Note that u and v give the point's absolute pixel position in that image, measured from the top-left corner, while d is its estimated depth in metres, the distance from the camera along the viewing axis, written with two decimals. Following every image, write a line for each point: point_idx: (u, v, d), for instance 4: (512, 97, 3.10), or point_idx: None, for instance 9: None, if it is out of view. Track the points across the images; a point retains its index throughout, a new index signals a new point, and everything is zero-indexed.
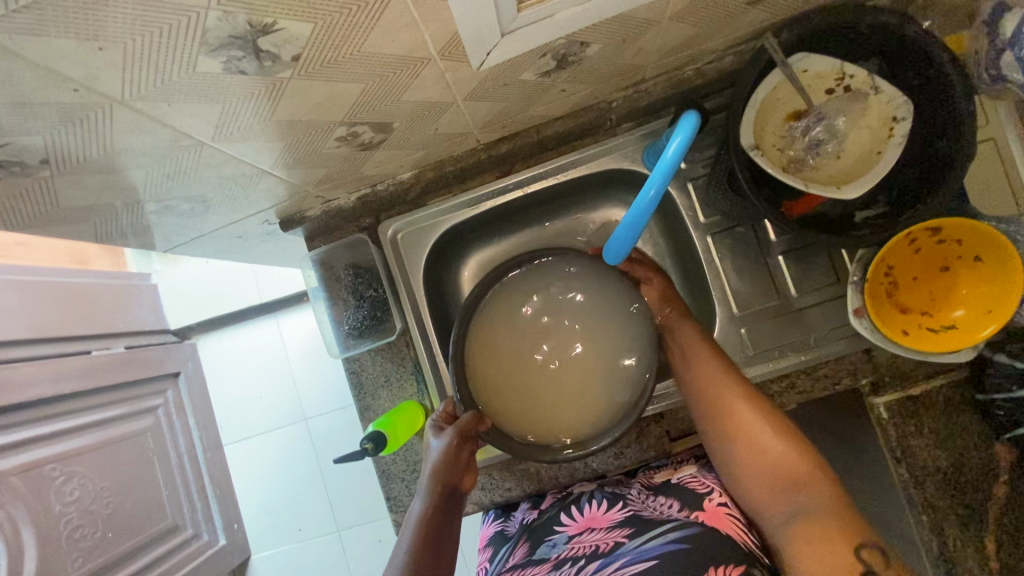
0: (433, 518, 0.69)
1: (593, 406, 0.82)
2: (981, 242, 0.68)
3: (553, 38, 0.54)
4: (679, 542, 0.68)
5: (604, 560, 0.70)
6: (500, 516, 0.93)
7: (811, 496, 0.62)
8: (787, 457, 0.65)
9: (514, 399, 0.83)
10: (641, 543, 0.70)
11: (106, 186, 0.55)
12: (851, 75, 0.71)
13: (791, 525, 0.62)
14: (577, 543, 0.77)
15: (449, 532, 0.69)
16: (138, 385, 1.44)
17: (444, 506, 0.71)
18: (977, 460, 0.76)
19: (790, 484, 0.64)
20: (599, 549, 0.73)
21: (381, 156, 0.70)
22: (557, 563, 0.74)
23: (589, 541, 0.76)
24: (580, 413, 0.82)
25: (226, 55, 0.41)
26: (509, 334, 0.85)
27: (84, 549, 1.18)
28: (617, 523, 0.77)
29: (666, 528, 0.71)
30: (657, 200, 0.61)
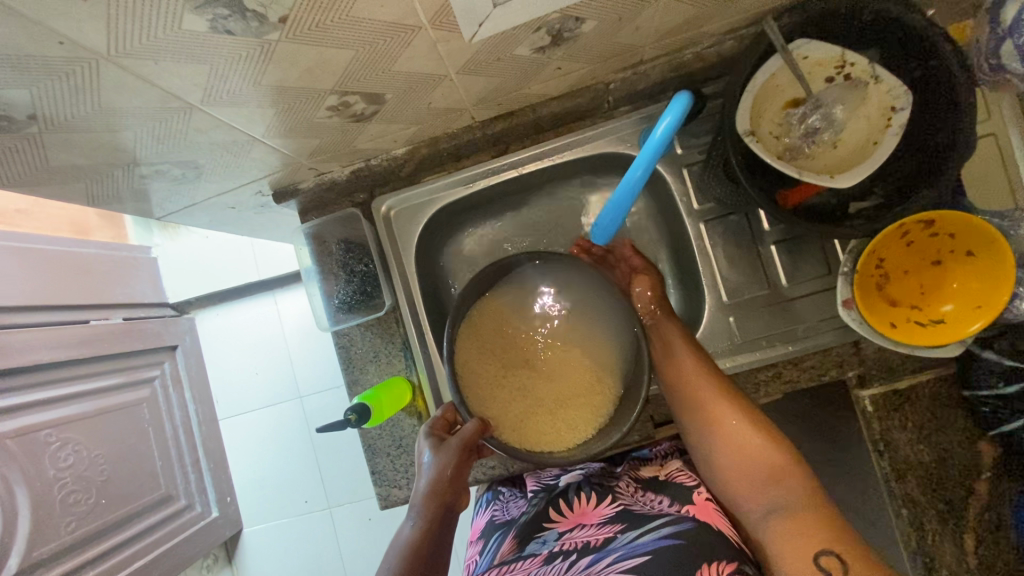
0: (429, 537, 0.71)
1: (599, 403, 0.78)
2: (973, 236, 0.67)
3: (546, 12, 0.54)
4: (672, 537, 0.67)
5: (595, 555, 0.69)
6: (490, 505, 0.94)
7: (789, 491, 0.65)
8: (765, 452, 0.68)
9: (512, 402, 0.77)
10: (634, 538, 0.69)
11: (96, 147, 0.55)
12: (851, 63, 0.70)
13: (771, 520, 0.65)
14: (567, 539, 0.75)
15: (437, 558, 0.70)
16: (135, 356, 1.45)
17: (435, 529, 0.72)
18: (960, 456, 0.76)
19: (767, 478, 0.67)
20: (591, 544, 0.71)
21: (374, 129, 0.70)
22: (547, 556, 0.72)
23: (580, 537, 0.75)
24: (586, 416, 0.77)
25: (212, 13, 0.41)
26: (495, 329, 0.81)
27: (77, 513, 1.20)
28: (607, 519, 0.76)
29: (659, 524, 0.71)
30: (643, 181, 0.61)
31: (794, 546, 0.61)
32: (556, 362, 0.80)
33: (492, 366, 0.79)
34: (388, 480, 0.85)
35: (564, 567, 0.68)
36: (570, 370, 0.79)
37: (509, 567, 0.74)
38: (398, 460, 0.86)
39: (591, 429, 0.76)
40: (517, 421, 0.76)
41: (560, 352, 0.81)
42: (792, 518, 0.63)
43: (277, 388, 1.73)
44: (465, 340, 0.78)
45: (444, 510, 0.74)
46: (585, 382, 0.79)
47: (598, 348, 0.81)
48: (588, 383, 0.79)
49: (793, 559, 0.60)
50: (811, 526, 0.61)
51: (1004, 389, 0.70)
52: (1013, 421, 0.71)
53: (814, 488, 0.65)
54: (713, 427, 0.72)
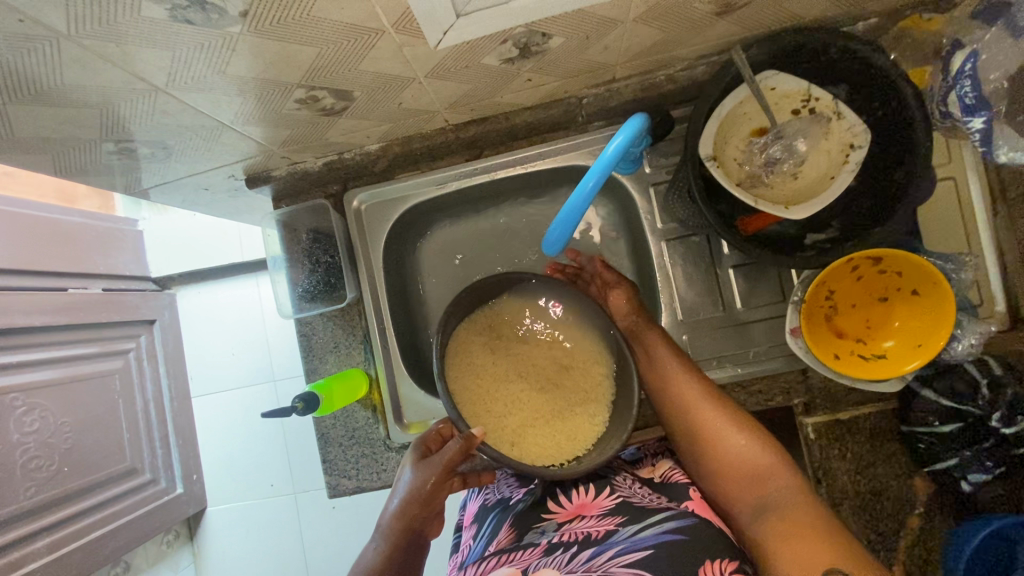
0: (393, 559, 0.71)
1: (596, 411, 0.78)
2: (918, 276, 0.68)
3: (511, 26, 0.55)
4: (675, 532, 0.63)
5: (596, 548, 0.63)
6: (485, 491, 0.92)
7: (779, 489, 0.66)
8: (751, 451, 0.70)
9: (509, 415, 0.78)
10: (636, 531, 0.65)
11: (62, 120, 0.56)
12: (816, 97, 0.72)
13: (762, 518, 0.65)
14: (567, 531, 0.70)
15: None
16: (110, 327, 1.46)
17: (399, 554, 0.71)
18: (896, 490, 0.78)
19: (754, 476, 0.68)
20: (592, 537, 0.67)
21: (346, 123, 0.72)
22: (547, 547, 0.67)
23: (579, 529, 0.70)
24: (584, 426, 0.77)
25: (171, 3, 0.43)
26: (490, 344, 0.83)
27: (38, 479, 1.21)
28: (608, 511, 0.72)
29: (661, 518, 0.67)
30: (595, 191, 0.61)
31: (789, 543, 0.60)
32: (553, 377, 0.82)
33: (490, 381, 0.81)
34: (338, 469, 0.86)
35: (564, 558, 0.63)
36: (567, 384, 0.80)
37: (508, 556, 0.68)
38: (350, 451, 0.87)
39: (592, 436, 0.77)
40: (517, 435, 0.76)
41: (547, 363, 0.83)
42: (781, 517, 0.63)
43: (251, 370, 1.74)
44: (456, 353, 0.80)
45: (411, 534, 0.73)
46: (580, 394, 0.80)
47: (592, 361, 0.82)
48: (582, 393, 0.80)
49: (785, 556, 0.59)
50: (805, 525, 0.61)
51: (941, 427, 0.72)
52: (946, 458, 0.72)
53: (801, 486, 0.66)
54: (698, 427, 0.73)
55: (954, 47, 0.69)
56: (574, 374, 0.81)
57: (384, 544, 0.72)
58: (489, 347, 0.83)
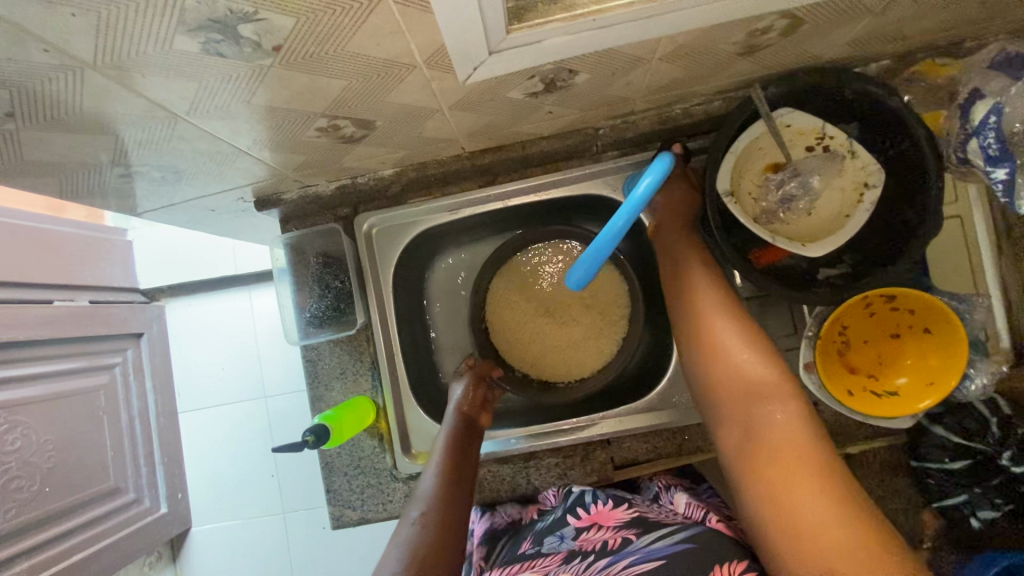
0: (458, 442, 0.77)
1: (605, 343, 0.93)
2: (930, 314, 0.70)
3: (540, 63, 0.55)
4: (687, 541, 0.63)
5: (611, 557, 0.64)
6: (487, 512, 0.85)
7: (780, 417, 0.62)
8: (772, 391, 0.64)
9: (530, 342, 0.94)
10: (651, 542, 0.65)
11: (75, 146, 0.54)
12: (831, 135, 0.74)
13: (757, 447, 0.62)
14: (585, 538, 0.70)
15: (461, 511, 0.69)
16: (97, 341, 1.41)
17: (459, 484, 0.72)
18: (905, 524, 0.79)
19: (760, 400, 0.64)
20: (608, 546, 0.67)
21: (363, 150, 0.71)
22: (567, 555, 0.68)
23: (597, 538, 0.70)
24: (592, 354, 0.93)
25: (204, 36, 0.41)
26: (523, 287, 0.94)
27: (18, 501, 1.16)
28: (625, 521, 0.71)
29: (673, 529, 0.67)
30: (623, 232, 0.61)
31: (793, 487, 0.56)
32: (574, 313, 0.94)
33: (521, 314, 0.95)
34: (343, 500, 0.84)
35: (580, 568, 0.64)
36: (586, 318, 0.93)
37: (530, 563, 0.69)
38: (356, 481, 0.85)
39: (596, 362, 0.93)
40: (535, 356, 0.95)
41: (574, 299, 0.93)
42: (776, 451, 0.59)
43: (242, 386, 1.69)
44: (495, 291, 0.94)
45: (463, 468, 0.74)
46: (595, 329, 0.93)
47: (613, 301, 0.93)
48: (597, 328, 0.93)
49: (798, 509, 0.55)
50: (810, 479, 0.56)
51: (951, 463, 0.72)
52: (955, 495, 0.73)
53: (804, 412, 0.62)
54: (720, 373, 0.69)
55: (974, 98, 0.68)
56: (592, 313, 0.93)
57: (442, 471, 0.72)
58: (519, 290, 0.94)
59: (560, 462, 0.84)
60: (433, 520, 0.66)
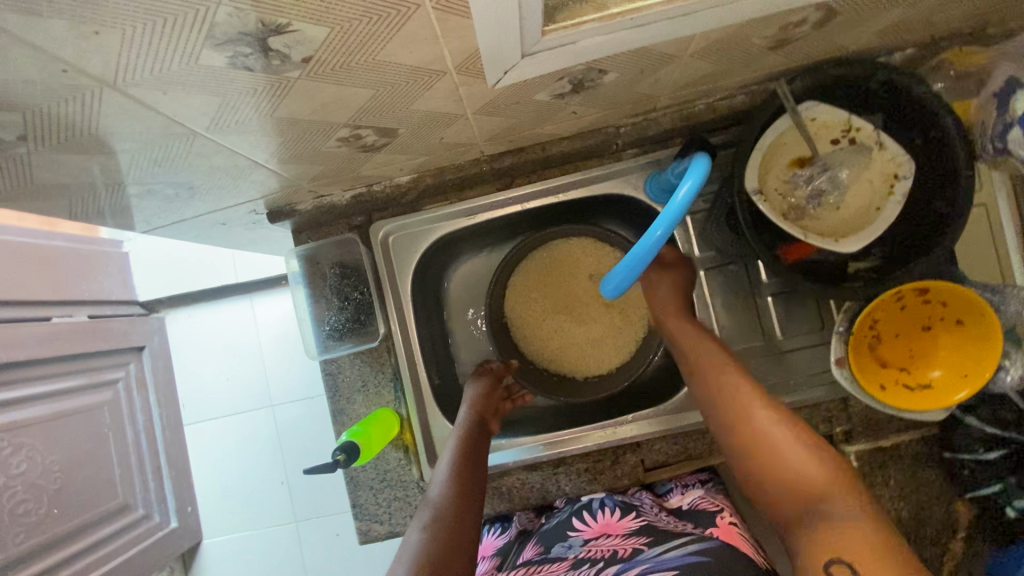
0: (471, 437, 0.76)
1: (623, 343, 0.92)
2: (965, 306, 0.69)
3: (572, 64, 0.53)
4: (700, 554, 0.62)
5: (622, 565, 0.63)
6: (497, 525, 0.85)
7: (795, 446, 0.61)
8: (805, 455, 0.60)
9: (549, 340, 0.93)
10: (661, 552, 0.64)
11: (86, 165, 0.51)
12: (857, 128, 0.73)
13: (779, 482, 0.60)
14: (594, 546, 0.70)
15: (470, 517, 0.66)
16: (98, 357, 1.37)
17: (469, 483, 0.69)
18: (940, 515, 0.78)
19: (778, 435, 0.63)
20: (619, 554, 0.66)
21: (381, 158, 0.68)
22: (573, 563, 0.68)
23: (606, 546, 0.70)
24: (611, 353, 0.92)
25: (233, 50, 0.39)
26: (540, 284, 0.92)
27: (27, 524, 1.13)
28: (632, 530, 0.71)
29: (685, 541, 0.65)
30: (662, 242, 0.60)
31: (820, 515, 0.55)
32: (592, 312, 0.92)
33: (538, 313, 0.93)
34: (370, 515, 0.82)
35: (591, 573, 0.64)
36: (604, 317, 0.92)
37: (536, 568, 0.70)
38: (382, 495, 0.83)
39: (615, 362, 0.92)
40: (553, 354, 0.93)
41: (592, 298, 0.92)
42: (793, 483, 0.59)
43: (249, 396, 1.67)
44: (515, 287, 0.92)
45: (471, 466, 0.72)
46: (613, 328, 0.92)
47: (631, 300, 0.91)
48: (616, 327, 0.92)
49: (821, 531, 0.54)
50: (864, 544, 0.52)
51: (986, 454, 0.73)
52: (989, 485, 0.73)
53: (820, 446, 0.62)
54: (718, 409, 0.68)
55: (1013, 88, 0.64)
56: (611, 312, 0.92)
57: (451, 473, 0.70)
58: (537, 290, 0.92)
59: (590, 466, 0.82)
60: (440, 526, 0.63)
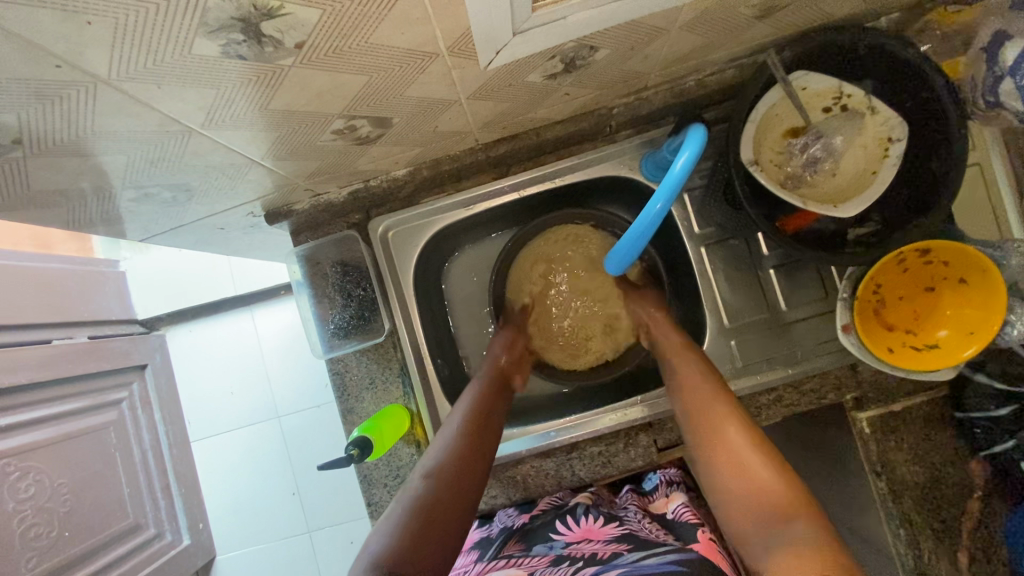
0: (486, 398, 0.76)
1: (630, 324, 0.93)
2: (967, 263, 0.69)
3: (563, 41, 0.53)
4: (679, 564, 0.58)
5: (600, 567, 0.61)
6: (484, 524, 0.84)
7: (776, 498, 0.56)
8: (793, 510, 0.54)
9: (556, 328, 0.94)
10: (641, 558, 0.61)
11: (82, 169, 0.51)
12: (848, 94, 0.73)
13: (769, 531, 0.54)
14: (575, 546, 0.69)
15: (472, 478, 0.64)
16: (101, 377, 1.33)
17: (478, 441, 0.68)
18: (953, 476, 0.78)
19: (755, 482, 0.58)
20: (598, 556, 0.64)
21: (377, 151, 0.68)
22: (554, 561, 0.66)
23: (586, 548, 0.68)
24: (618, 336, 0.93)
25: (226, 37, 0.39)
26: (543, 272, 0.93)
27: (39, 548, 1.08)
28: (615, 538, 0.69)
29: (666, 551, 0.62)
30: (662, 215, 0.59)
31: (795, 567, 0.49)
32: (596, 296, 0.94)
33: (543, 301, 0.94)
34: (386, 512, 0.81)
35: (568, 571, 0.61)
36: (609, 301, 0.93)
37: (515, 564, 0.68)
38: (396, 492, 0.82)
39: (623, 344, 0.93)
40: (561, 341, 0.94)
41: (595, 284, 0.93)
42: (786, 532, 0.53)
43: (254, 408, 1.66)
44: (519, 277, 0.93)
45: (478, 431, 0.70)
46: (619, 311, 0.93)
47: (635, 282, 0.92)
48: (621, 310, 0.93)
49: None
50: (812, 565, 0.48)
51: (996, 411, 0.74)
52: (1003, 442, 0.74)
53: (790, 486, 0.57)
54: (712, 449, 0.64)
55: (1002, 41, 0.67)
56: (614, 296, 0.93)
57: (459, 434, 0.68)
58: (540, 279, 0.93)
59: (603, 450, 0.82)
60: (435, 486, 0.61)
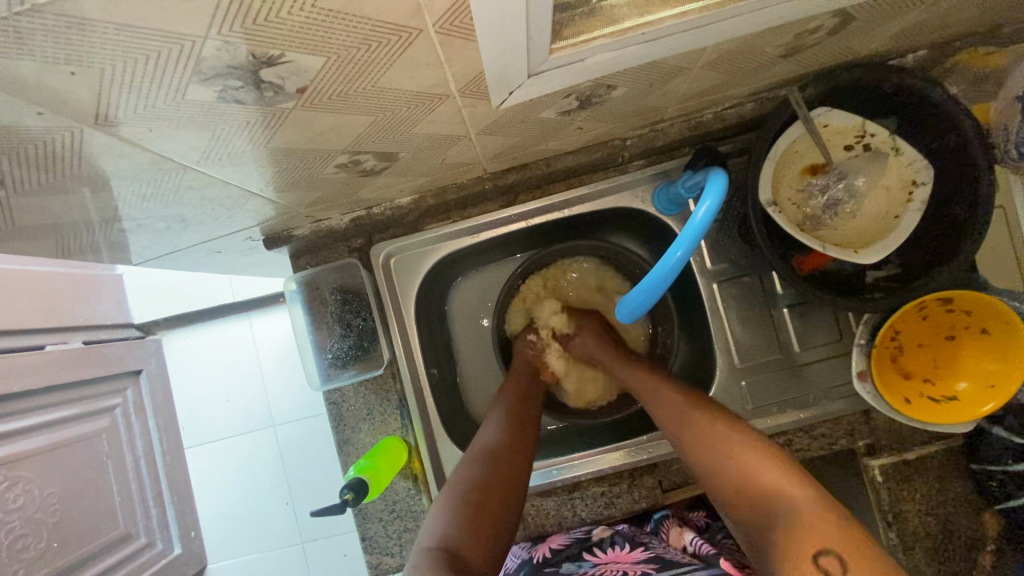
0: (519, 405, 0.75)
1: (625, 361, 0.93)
2: (990, 314, 0.67)
3: (580, 81, 0.51)
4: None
5: None
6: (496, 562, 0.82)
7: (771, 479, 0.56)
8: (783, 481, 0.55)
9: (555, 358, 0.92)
10: None
11: (71, 203, 0.48)
12: (871, 133, 0.71)
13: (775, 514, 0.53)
14: (604, 567, 0.70)
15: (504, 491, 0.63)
16: (93, 383, 1.27)
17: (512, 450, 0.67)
18: (967, 528, 0.75)
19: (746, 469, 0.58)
20: None
21: (381, 181, 0.66)
22: None
23: (615, 570, 0.69)
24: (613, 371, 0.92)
25: (222, 84, 0.36)
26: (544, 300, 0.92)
27: (26, 561, 1.02)
28: (643, 560, 0.70)
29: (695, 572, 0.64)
30: (682, 264, 0.57)
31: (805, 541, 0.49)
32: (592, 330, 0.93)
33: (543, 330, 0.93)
34: (380, 548, 0.79)
35: None
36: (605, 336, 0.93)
37: None
38: (392, 527, 0.79)
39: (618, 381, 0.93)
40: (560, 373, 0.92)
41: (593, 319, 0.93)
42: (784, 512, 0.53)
43: (250, 417, 1.63)
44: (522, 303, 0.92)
45: (501, 466, 0.65)
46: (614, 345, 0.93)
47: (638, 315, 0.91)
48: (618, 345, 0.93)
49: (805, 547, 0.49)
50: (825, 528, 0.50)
51: (1015, 466, 0.71)
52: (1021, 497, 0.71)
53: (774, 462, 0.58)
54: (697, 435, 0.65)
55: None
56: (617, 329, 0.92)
57: (495, 440, 0.68)
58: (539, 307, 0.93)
59: (606, 490, 0.80)
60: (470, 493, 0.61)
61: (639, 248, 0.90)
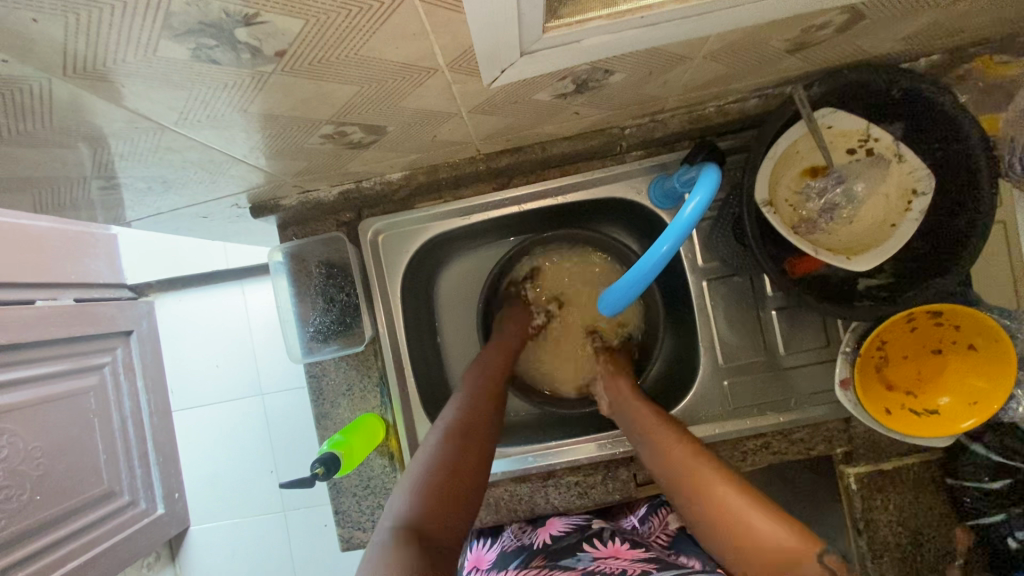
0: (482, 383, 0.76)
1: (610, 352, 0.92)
2: (979, 331, 0.66)
3: (576, 63, 0.49)
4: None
5: None
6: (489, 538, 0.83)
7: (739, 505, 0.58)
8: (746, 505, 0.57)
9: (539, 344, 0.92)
10: None
11: (46, 157, 0.47)
12: (875, 138, 0.69)
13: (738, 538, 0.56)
14: (601, 563, 0.69)
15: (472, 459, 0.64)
16: (84, 340, 1.26)
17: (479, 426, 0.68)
18: (937, 541, 0.75)
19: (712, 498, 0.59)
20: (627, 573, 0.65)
21: (369, 155, 0.64)
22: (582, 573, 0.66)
23: (614, 564, 0.68)
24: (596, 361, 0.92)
25: (196, 42, 0.35)
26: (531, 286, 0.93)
27: (8, 511, 1.04)
28: (641, 558, 0.69)
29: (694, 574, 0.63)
30: (668, 257, 0.56)
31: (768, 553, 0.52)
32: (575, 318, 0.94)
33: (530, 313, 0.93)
34: (352, 523, 0.79)
35: None
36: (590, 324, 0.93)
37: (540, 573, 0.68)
38: (365, 502, 0.80)
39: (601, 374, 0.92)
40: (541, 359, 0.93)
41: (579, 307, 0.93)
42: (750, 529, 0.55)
43: (238, 383, 1.64)
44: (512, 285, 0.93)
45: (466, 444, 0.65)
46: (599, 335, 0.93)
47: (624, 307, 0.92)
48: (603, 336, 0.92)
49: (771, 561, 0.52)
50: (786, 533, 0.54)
51: (990, 483, 0.71)
52: (991, 514, 0.71)
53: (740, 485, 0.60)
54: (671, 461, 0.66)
55: None
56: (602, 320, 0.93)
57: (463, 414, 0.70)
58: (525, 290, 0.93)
59: (580, 480, 0.80)
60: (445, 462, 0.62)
61: (633, 241, 0.89)
